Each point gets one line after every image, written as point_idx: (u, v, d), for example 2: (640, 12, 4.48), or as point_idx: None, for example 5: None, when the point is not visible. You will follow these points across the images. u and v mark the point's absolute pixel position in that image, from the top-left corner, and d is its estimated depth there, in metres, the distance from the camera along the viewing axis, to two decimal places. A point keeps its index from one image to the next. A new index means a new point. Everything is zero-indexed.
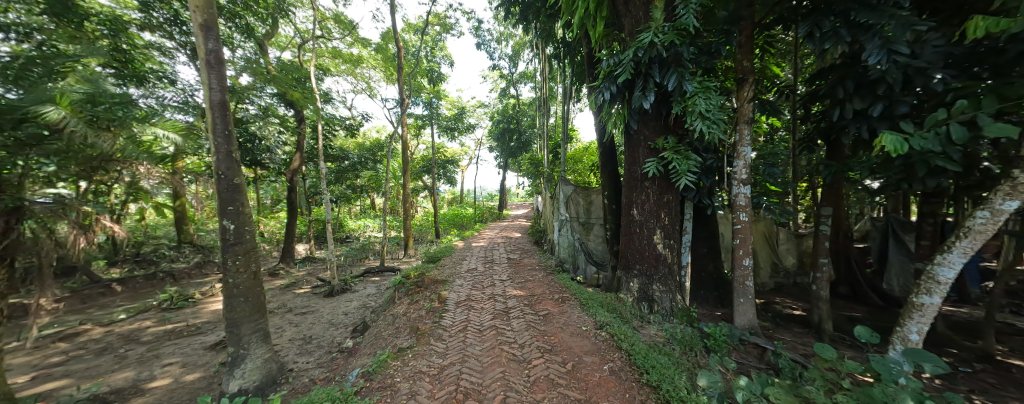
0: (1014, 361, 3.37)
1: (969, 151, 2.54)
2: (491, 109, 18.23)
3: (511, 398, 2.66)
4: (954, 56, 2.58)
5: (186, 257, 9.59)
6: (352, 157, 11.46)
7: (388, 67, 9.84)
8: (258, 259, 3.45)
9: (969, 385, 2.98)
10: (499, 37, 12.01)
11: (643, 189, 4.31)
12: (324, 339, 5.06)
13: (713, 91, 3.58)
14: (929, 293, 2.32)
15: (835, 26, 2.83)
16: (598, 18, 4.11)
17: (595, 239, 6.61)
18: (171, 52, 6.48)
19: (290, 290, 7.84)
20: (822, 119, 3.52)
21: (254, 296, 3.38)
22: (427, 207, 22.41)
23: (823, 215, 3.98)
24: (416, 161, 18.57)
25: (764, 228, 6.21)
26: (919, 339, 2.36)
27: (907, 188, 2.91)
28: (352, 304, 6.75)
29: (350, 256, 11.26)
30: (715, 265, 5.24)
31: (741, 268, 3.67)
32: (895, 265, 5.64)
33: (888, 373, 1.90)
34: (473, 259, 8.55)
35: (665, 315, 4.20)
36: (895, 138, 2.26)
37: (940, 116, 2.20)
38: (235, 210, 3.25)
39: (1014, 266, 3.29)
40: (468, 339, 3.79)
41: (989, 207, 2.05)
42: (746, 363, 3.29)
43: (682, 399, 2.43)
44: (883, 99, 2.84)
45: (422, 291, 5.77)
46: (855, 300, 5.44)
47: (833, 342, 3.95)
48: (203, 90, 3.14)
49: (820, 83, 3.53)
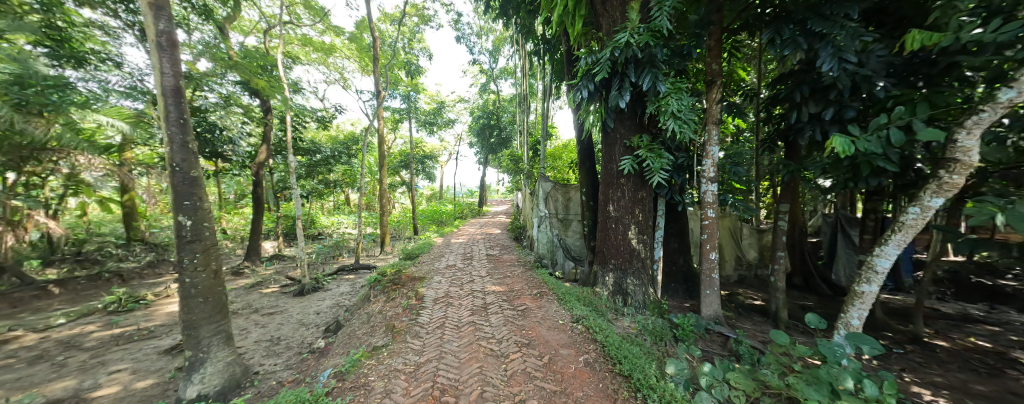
0: (939, 342, 3.77)
1: (906, 154, 2.80)
2: (472, 104, 18.03)
3: (487, 393, 2.67)
4: (895, 66, 2.84)
5: (137, 255, 8.84)
6: (325, 151, 10.95)
7: (363, 58, 9.37)
8: (217, 258, 3.23)
9: (901, 364, 3.32)
10: (479, 31, 11.86)
11: (619, 186, 4.44)
12: (293, 340, 4.84)
13: (684, 93, 3.73)
14: (868, 282, 2.54)
15: (795, 33, 3.01)
16: (576, 16, 4.16)
17: (573, 235, 6.75)
18: (117, 33, 5.67)
19: (256, 290, 7.43)
20: (781, 121, 3.74)
21: (213, 296, 3.17)
22: (405, 203, 21.93)
23: (780, 211, 4.24)
24: (394, 155, 18.06)
25: (730, 224, 6.56)
26: (860, 324, 2.58)
27: (853, 187, 3.17)
28: (325, 303, 6.52)
29: (324, 254, 10.81)
30: (685, 258, 5.50)
31: (707, 262, 3.87)
32: (842, 257, 6.12)
33: (833, 356, 2.10)
34: (451, 256, 8.47)
35: (638, 308, 4.34)
36: (845, 140, 2.44)
37: (882, 121, 2.41)
38: (191, 205, 3.02)
39: (940, 257, 3.67)
40: (445, 336, 3.75)
41: (919, 203, 2.26)
42: (711, 350, 3.48)
43: (651, 386, 2.57)
44: (834, 103, 3.06)
45: (399, 289, 5.64)
46: (808, 290, 5.86)
47: (788, 329, 4.27)
48: (153, 75, 2.88)
49: (780, 87, 3.72)
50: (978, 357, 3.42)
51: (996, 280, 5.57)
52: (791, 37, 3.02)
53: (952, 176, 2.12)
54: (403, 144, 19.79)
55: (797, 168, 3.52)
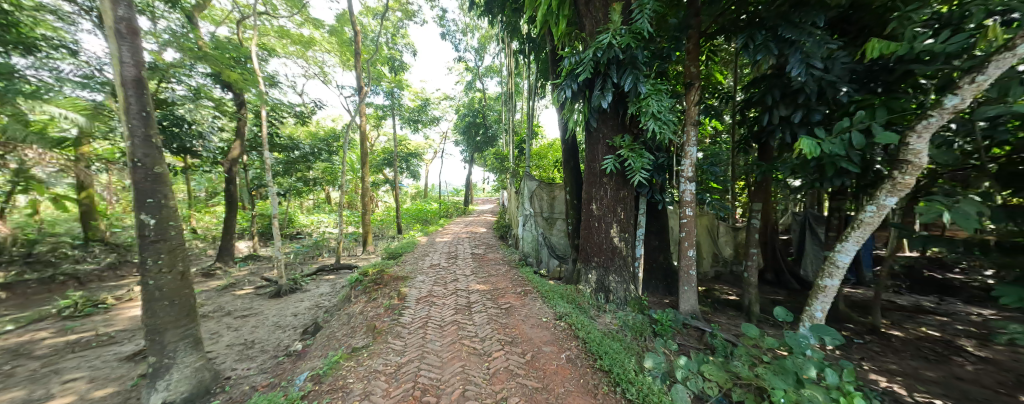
0: (894, 332, 4.03)
1: (867, 156, 2.97)
2: (457, 102, 17.88)
3: (469, 392, 2.67)
4: (858, 72, 3.01)
5: (96, 257, 8.30)
6: (304, 147, 10.60)
7: (344, 52, 9.11)
8: (184, 257, 3.08)
9: (860, 353, 3.52)
10: (465, 29, 11.77)
11: (602, 184, 4.51)
12: (269, 344, 4.67)
13: (664, 94, 3.81)
14: (830, 276, 2.69)
15: (767, 39, 3.14)
16: (560, 16, 4.19)
17: (558, 233, 6.80)
18: (71, 18, 5.39)
19: (229, 292, 7.12)
20: (754, 124, 3.90)
21: (180, 299, 3.02)
22: (388, 202, 21.55)
23: (753, 210, 4.42)
24: (377, 153, 17.69)
25: (707, 222, 6.78)
26: (823, 316, 2.73)
27: (820, 187, 3.34)
28: (303, 304, 6.33)
29: (302, 254, 10.48)
30: (665, 256, 5.65)
31: (685, 259, 3.98)
32: (810, 254, 6.45)
33: (798, 347, 2.22)
34: (435, 255, 8.39)
35: (619, 304, 4.43)
36: (812, 142, 2.56)
37: (845, 124, 2.55)
38: (155, 203, 2.86)
39: (896, 253, 3.92)
40: (428, 336, 3.72)
41: (876, 202, 2.40)
42: (687, 344, 3.60)
43: (630, 381, 2.63)
44: (803, 107, 3.21)
45: (381, 289, 5.54)
46: (779, 285, 6.14)
47: (759, 322, 4.46)
48: (112, 65, 2.70)
49: (754, 91, 3.86)
50: (928, 346, 3.67)
51: (946, 274, 5.99)
52: (763, 43, 3.15)
53: (904, 176, 2.27)
54: (386, 141, 19.40)
55: (769, 168, 3.68)
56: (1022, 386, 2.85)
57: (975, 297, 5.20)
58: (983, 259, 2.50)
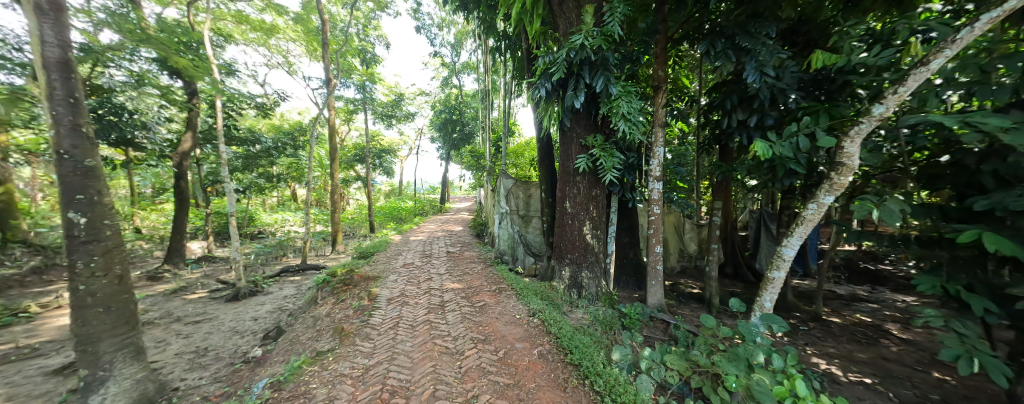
0: (833, 319, 4.44)
1: (812, 159, 3.23)
2: (433, 98, 17.54)
3: (440, 391, 2.64)
4: (805, 81, 3.27)
5: (16, 260, 7.37)
6: (267, 141, 9.97)
7: (311, 42, 8.63)
8: (123, 258, 2.82)
9: (804, 339, 3.85)
10: (441, 23, 11.55)
11: (576, 183, 4.59)
12: (224, 350, 4.38)
13: (634, 96, 3.94)
14: (777, 269, 2.90)
15: (726, 47, 3.34)
16: (534, 15, 4.22)
17: (533, 231, 6.87)
18: None
19: (179, 296, 6.58)
20: (716, 126, 4.12)
21: (118, 305, 2.75)
22: (360, 199, 20.81)
23: (715, 208, 4.69)
24: (348, 149, 16.98)
25: (674, 219, 7.10)
26: (771, 306, 2.95)
27: (773, 187, 3.58)
28: (264, 308, 5.97)
29: (264, 254, 9.87)
30: (635, 252, 5.87)
31: (653, 255, 4.15)
32: (765, 248, 6.94)
33: (750, 334, 2.39)
34: (409, 253, 8.21)
35: (591, 300, 4.55)
36: (765, 145, 2.74)
37: (793, 129, 2.76)
38: (86, 200, 2.57)
39: (837, 247, 4.30)
40: (399, 336, 3.64)
41: (816, 201, 2.62)
42: (653, 336, 3.77)
43: (598, 373, 2.71)
44: (757, 112, 3.43)
45: (351, 289, 5.35)
46: (738, 278, 6.56)
47: (718, 313, 4.75)
48: (31, 44, 2.41)
49: (715, 95, 4.07)
50: (861, 330, 4.07)
51: (878, 265, 6.67)
52: (723, 50, 3.35)
53: (840, 177, 2.50)
54: (358, 136, 18.68)
55: (729, 169, 3.91)
56: (935, 363, 3.25)
57: (901, 285, 5.83)
58: (903, 251, 2.82)
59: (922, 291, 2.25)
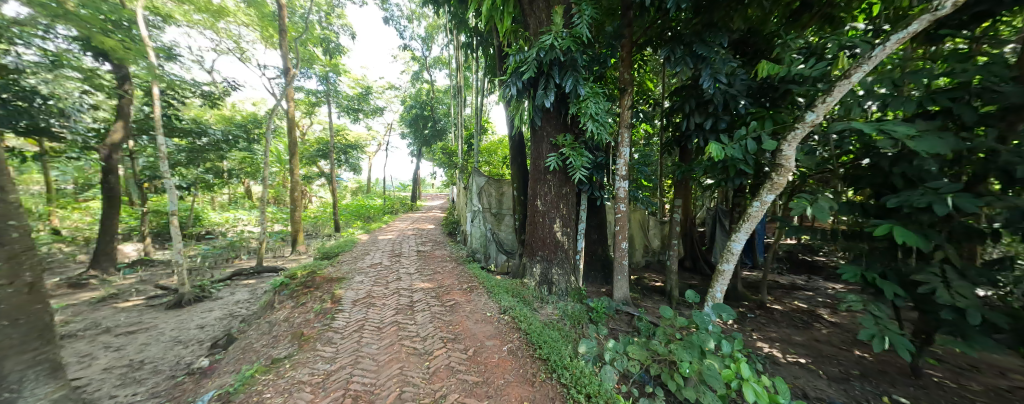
0: (776, 306, 4.89)
1: (759, 161, 3.51)
2: (403, 92, 17.00)
3: (407, 393, 2.58)
4: (753, 89, 3.55)
5: None
6: (216, 132, 9.15)
7: (266, 27, 8.02)
8: (34, 263, 2.01)
9: (752, 325, 4.20)
10: (410, 16, 11.23)
11: (546, 181, 4.66)
12: (164, 363, 3.98)
13: (601, 97, 4.06)
14: (727, 262, 3.14)
15: (684, 54, 3.54)
16: (504, 13, 4.21)
17: (505, 229, 6.88)
18: None
19: (108, 305, 5.89)
20: (676, 128, 4.36)
21: (29, 318, 1.92)
22: (324, 197, 19.74)
23: (676, 205, 4.97)
24: (310, 143, 16.03)
25: (640, 217, 7.43)
26: (722, 296, 3.18)
27: (726, 186, 3.85)
28: (212, 315, 5.49)
29: (213, 256, 9.07)
30: (603, 248, 6.08)
31: (619, 251, 4.32)
32: (719, 243, 7.45)
33: (702, 323, 2.56)
34: (377, 253, 7.91)
35: (561, 295, 4.65)
36: (718, 147, 2.93)
37: (742, 133, 2.98)
38: None
39: (780, 241, 4.72)
40: (364, 339, 3.51)
41: (760, 199, 2.86)
42: (618, 328, 3.94)
43: (565, 366, 2.78)
44: (712, 116, 3.68)
45: (312, 292, 5.07)
46: (695, 271, 7.01)
47: (677, 304, 5.05)
48: None
49: (676, 99, 4.30)
50: (799, 316, 4.51)
51: (814, 256, 7.39)
52: (682, 56, 3.55)
53: (779, 178, 2.74)
54: (321, 131, 17.68)
55: (688, 169, 4.15)
56: (857, 343, 3.68)
57: (832, 275, 6.53)
58: (832, 243, 3.16)
59: (846, 279, 2.53)
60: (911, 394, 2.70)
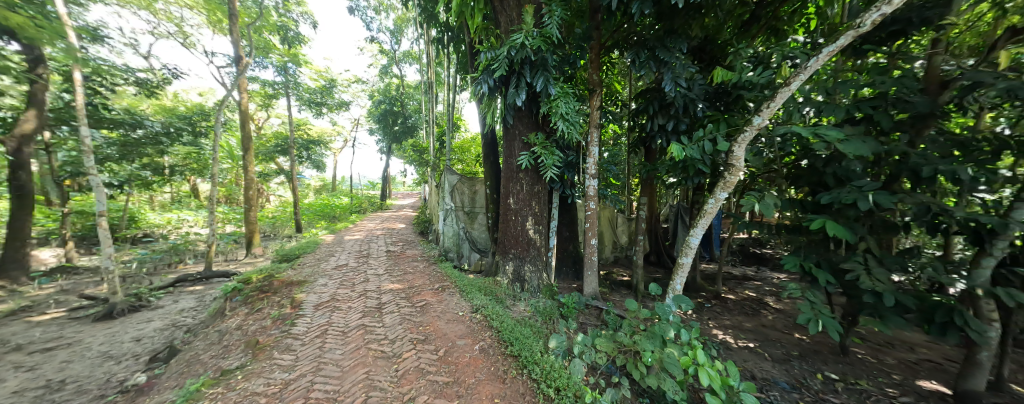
0: (729, 296, 5.27)
1: (715, 161, 3.75)
2: (371, 86, 16.31)
3: (374, 398, 2.50)
4: (710, 94, 3.79)
5: None
6: (155, 124, 8.26)
7: (214, 11, 7.36)
8: None
9: (708, 314, 4.50)
10: (378, 7, 10.79)
11: (519, 179, 4.69)
12: (91, 381, 3.55)
13: (571, 97, 4.14)
14: (686, 255, 3.33)
15: (648, 57, 3.68)
16: (475, 9, 4.15)
17: (478, 227, 6.83)
18: None
19: (19, 319, 5.14)
20: (641, 129, 4.55)
21: None
22: (283, 196, 18.47)
23: (641, 203, 5.20)
24: (267, 138, 14.92)
25: (609, 214, 7.69)
26: (681, 288, 3.37)
27: (686, 184, 4.08)
28: (150, 326, 4.96)
29: (152, 261, 8.20)
30: (574, 245, 6.22)
31: (588, 247, 4.44)
32: (681, 237, 7.90)
33: (664, 314, 2.70)
34: (342, 254, 7.54)
35: (533, 292, 4.70)
36: (679, 148, 3.09)
37: (700, 135, 3.17)
38: None
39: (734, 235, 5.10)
40: (327, 344, 3.34)
41: (715, 196, 3.05)
42: (587, 322, 4.06)
43: (536, 361, 2.81)
44: (673, 118, 3.88)
45: (269, 297, 4.74)
46: (660, 265, 7.39)
47: (643, 297, 5.30)
48: None
49: (641, 101, 4.48)
50: (749, 304, 4.90)
51: (762, 249, 8.05)
52: (647, 60, 3.68)
53: (732, 176, 2.95)
54: (280, 125, 16.52)
55: (652, 168, 4.35)
56: (797, 327, 4.06)
57: (777, 266, 7.14)
58: (776, 237, 3.46)
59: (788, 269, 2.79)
60: (840, 371, 3.03)
